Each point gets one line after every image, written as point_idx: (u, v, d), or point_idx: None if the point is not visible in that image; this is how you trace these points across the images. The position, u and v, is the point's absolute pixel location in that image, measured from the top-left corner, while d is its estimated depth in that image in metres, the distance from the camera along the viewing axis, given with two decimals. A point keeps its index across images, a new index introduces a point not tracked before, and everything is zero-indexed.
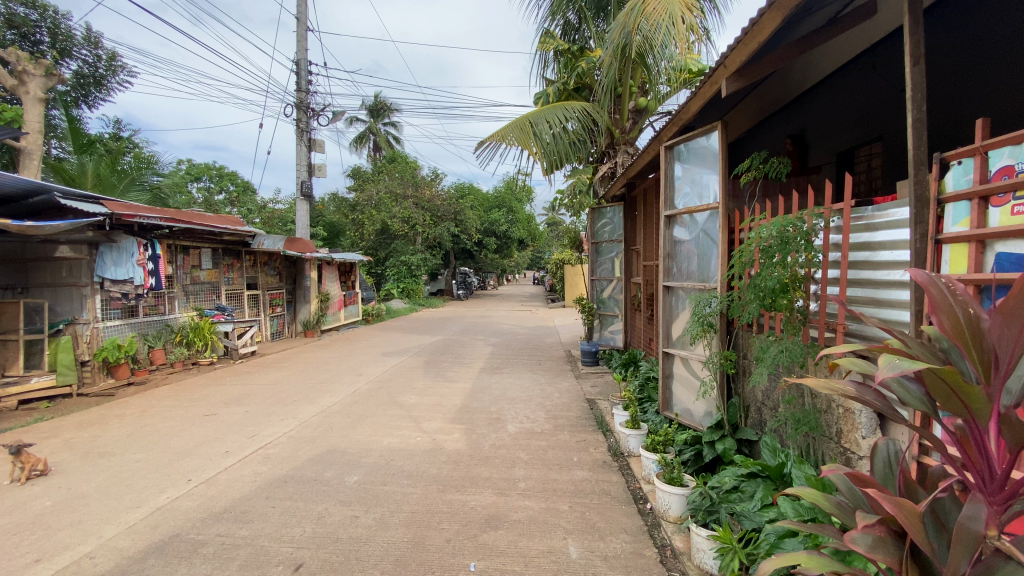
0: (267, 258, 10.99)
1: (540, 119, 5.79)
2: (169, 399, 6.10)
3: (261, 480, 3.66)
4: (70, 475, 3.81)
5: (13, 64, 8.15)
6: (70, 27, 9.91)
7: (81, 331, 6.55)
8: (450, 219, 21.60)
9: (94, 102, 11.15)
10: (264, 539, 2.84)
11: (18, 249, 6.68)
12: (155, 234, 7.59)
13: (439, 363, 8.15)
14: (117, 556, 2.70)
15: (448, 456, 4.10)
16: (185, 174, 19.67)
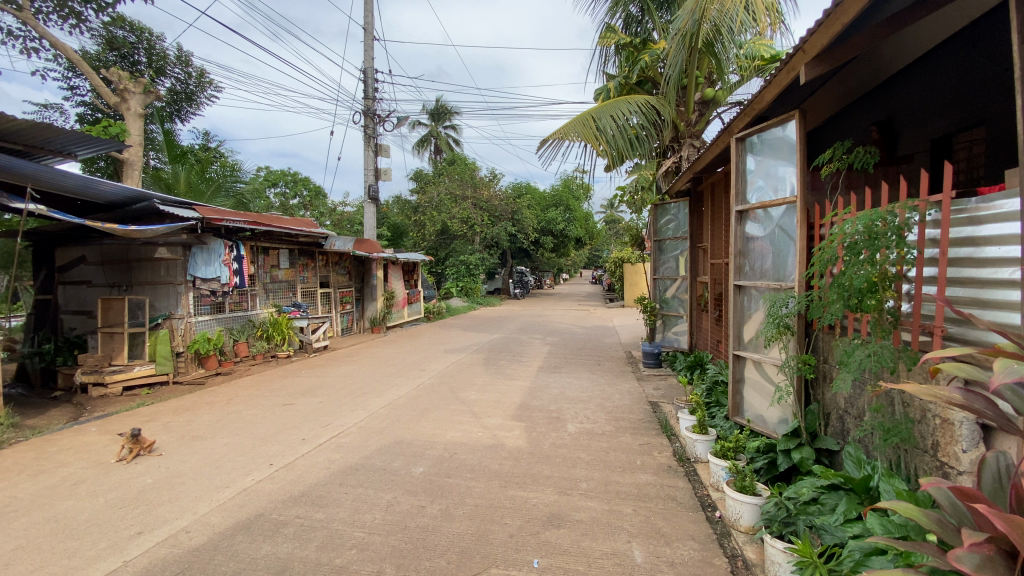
0: (338, 258, 11.60)
1: (604, 114, 5.74)
2: (252, 389, 6.60)
3: (335, 467, 3.87)
4: (169, 456, 4.21)
5: (117, 83, 9.11)
6: (164, 48, 10.92)
7: (176, 325, 7.24)
8: (508, 218, 21.80)
9: (185, 116, 12.23)
10: (338, 523, 3.00)
11: (123, 250, 7.38)
12: (239, 236, 8.23)
13: (498, 360, 8.25)
14: (209, 531, 2.95)
15: (509, 452, 4.15)
16: (264, 181, 21.16)
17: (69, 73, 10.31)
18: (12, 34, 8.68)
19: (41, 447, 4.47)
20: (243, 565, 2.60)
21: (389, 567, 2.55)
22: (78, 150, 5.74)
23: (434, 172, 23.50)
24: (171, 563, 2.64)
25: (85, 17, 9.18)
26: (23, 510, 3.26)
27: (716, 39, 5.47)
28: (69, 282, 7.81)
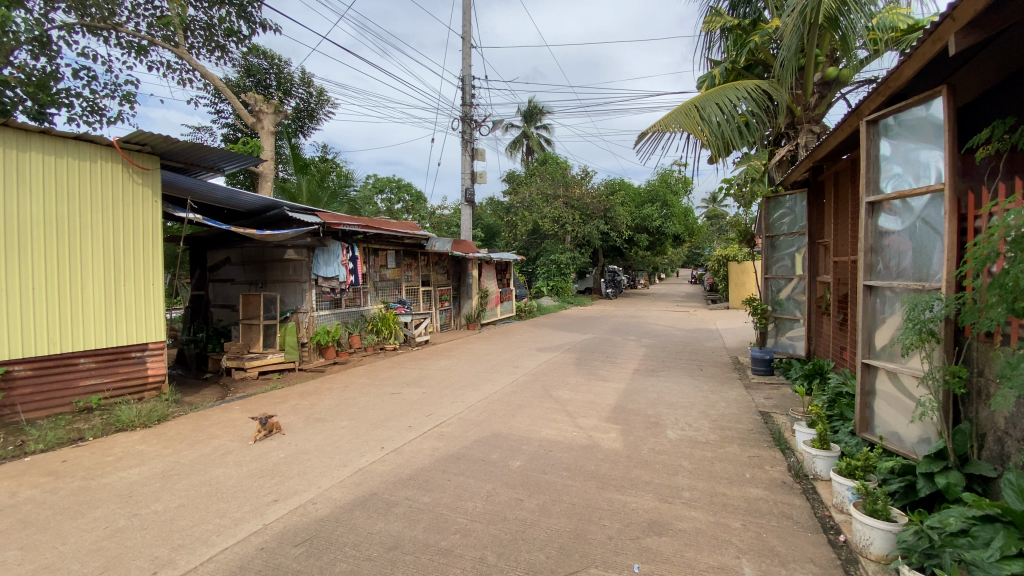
0: (438, 259, 12.21)
1: (708, 103, 5.43)
2: (364, 377, 7.22)
3: (438, 455, 4.10)
4: (296, 435, 4.73)
5: (254, 105, 10.43)
6: (290, 71, 12.27)
7: (301, 318, 8.12)
8: (601, 216, 21.42)
9: (307, 132, 13.61)
10: (443, 508, 3.18)
11: (259, 252, 8.42)
12: (354, 238, 9.02)
13: (591, 361, 8.16)
14: (332, 504, 3.28)
15: (605, 454, 4.10)
16: (371, 188, 22.90)
17: (215, 99, 11.96)
18: (172, 68, 10.29)
19: (197, 421, 5.26)
20: (360, 538, 2.85)
21: (491, 556, 2.65)
22: (225, 165, 6.62)
23: (526, 173, 23.81)
24: (301, 530, 2.97)
25: (227, 48, 10.57)
26: (185, 473, 3.86)
27: (840, 12, 4.95)
28: (217, 280, 9.07)
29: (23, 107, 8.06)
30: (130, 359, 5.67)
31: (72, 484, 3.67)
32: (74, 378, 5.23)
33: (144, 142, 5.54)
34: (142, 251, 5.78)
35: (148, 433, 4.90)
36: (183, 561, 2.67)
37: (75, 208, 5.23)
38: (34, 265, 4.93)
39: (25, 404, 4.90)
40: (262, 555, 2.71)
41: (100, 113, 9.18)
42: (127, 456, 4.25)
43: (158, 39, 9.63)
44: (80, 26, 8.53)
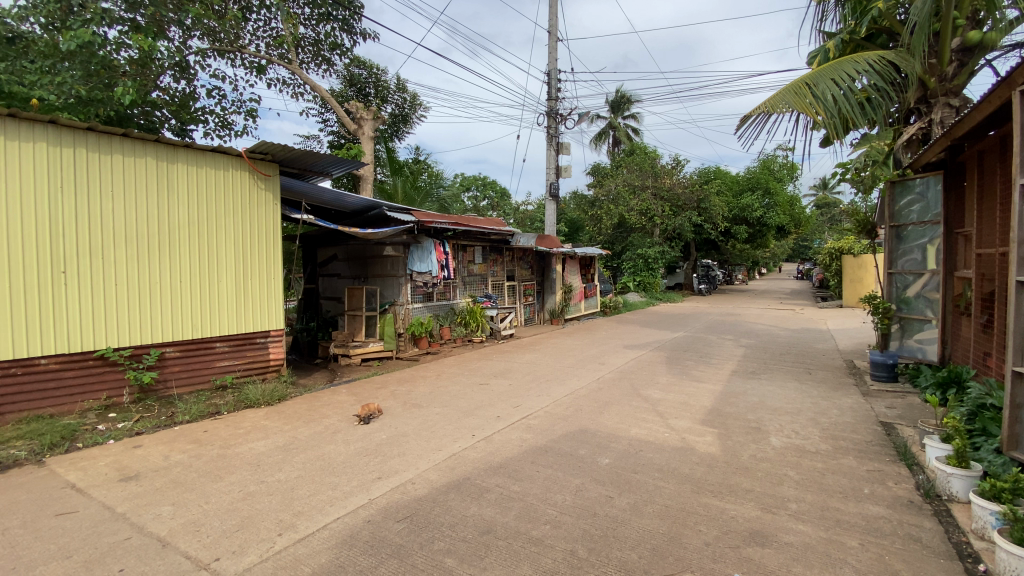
0: (523, 254, 12.37)
1: (823, 79, 4.96)
2: (455, 367, 7.55)
3: (527, 446, 4.18)
4: (395, 418, 5.08)
5: (356, 113, 11.29)
6: (387, 79, 13.05)
7: (398, 310, 8.70)
8: (693, 207, 20.33)
9: (401, 135, 14.39)
10: (533, 498, 3.24)
11: (362, 248, 9.09)
12: (445, 235, 9.42)
13: (682, 360, 7.82)
14: (429, 485, 3.48)
15: (700, 457, 3.93)
16: (458, 186, 23.71)
17: (323, 109, 13.05)
18: (287, 83, 11.41)
19: (311, 402, 5.83)
20: (455, 520, 2.99)
21: (581, 550, 2.66)
22: (332, 170, 7.22)
23: (612, 165, 23.28)
24: (402, 507, 3.19)
25: (332, 61, 11.48)
26: (300, 448, 4.30)
27: None
28: (326, 274, 9.95)
29: (169, 125, 9.39)
30: (256, 344, 6.43)
31: (211, 452, 4.24)
32: (212, 359, 6.03)
33: (266, 151, 6.21)
34: (264, 249, 6.51)
35: (270, 410, 5.52)
36: (303, 526, 2.98)
37: (212, 212, 5.99)
38: (181, 262, 5.72)
39: (175, 380, 5.73)
40: (369, 527, 2.95)
41: (228, 127, 10.42)
42: (254, 430, 4.82)
43: (275, 57, 10.71)
44: (212, 51, 9.74)
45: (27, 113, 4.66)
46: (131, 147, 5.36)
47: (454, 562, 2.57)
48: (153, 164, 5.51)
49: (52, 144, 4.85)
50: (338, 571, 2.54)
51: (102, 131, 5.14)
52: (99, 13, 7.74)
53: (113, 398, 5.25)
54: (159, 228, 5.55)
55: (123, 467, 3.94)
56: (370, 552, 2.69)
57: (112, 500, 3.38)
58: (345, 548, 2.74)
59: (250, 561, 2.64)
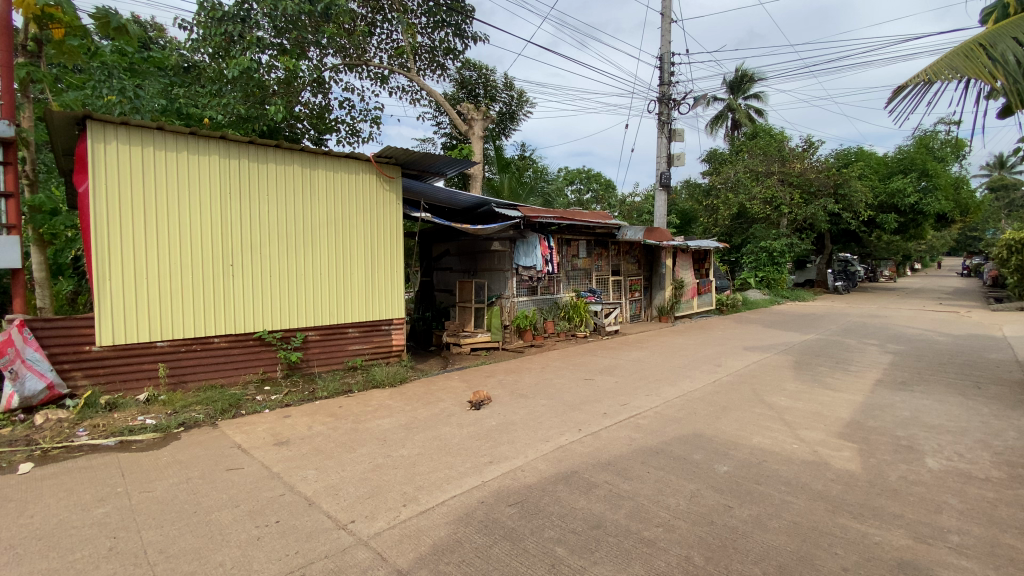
0: (630, 248, 12.04)
1: (1004, 37, 4.13)
2: (560, 361, 7.60)
3: (636, 445, 4.09)
4: (503, 406, 5.27)
5: (467, 114, 11.79)
6: (496, 78, 13.40)
7: (504, 304, 8.97)
8: (829, 194, 18.11)
9: (509, 132, 14.72)
10: (644, 499, 3.17)
11: (472, 244, 9.51)
12: (550, 230, 9.47)
13: (813, 365, 7.05)
14: (538, 474, 3.57)
15: (836, 474, 3.53)
16: (563, 180, 23.60)
17: (437, 112, 13.78)
18: (406, 90, 12.25)
19: (428, 386, 6.26)
20: (564, 511, 3.03)
21: (697, 557, 2.55)
22: (447, 170, 7.64)
23: (729, 152, 21.56)
24: (513, 492, 3.31)
25: (445, 65, 12.08)
26: (420, 428, 4.64)
27: None
28: (439, 268, 10.57)
29: (309, 135, 10.63)
30: (381, 331, 7.06)
31: (345, 425, 4.76)
32: (345, 343, 6.74)
33: (390, 155, 6.75)
34: (390, 244, 7.11)
35: (393, 391, 6.04)
36: (424, 500, 3.23)
37: (346, 212, 6.67)
38: (320, 256, 6.45)
39: (315, 360, 6.50)
40: (483, 508, 3.11)
41: (357, 135, 11.50)
42: (379, 408, 5.32)
43: (396, 67, 11.56)
44: (343, 66, 10.79)
45: (204, 131, 5.54)
46: (283, 156, 6.15)
47: (565, 552, 2.61)
48: (298, 170, 6.26)
49: (223, 157, 5.73)
50: (456, 545, 2.71)
51: (259, 143, 5.94)
52: (255, 42, 8.97)
53: (269, 372, 6.10)
54: (302, 226, 6.31)
55: (276, 433, 4.57)
56: (484, 532, 2.84)
57: (269, 460, 3.96)
58: (462, 525, 2.92)
59: (380, 526, 2.93)
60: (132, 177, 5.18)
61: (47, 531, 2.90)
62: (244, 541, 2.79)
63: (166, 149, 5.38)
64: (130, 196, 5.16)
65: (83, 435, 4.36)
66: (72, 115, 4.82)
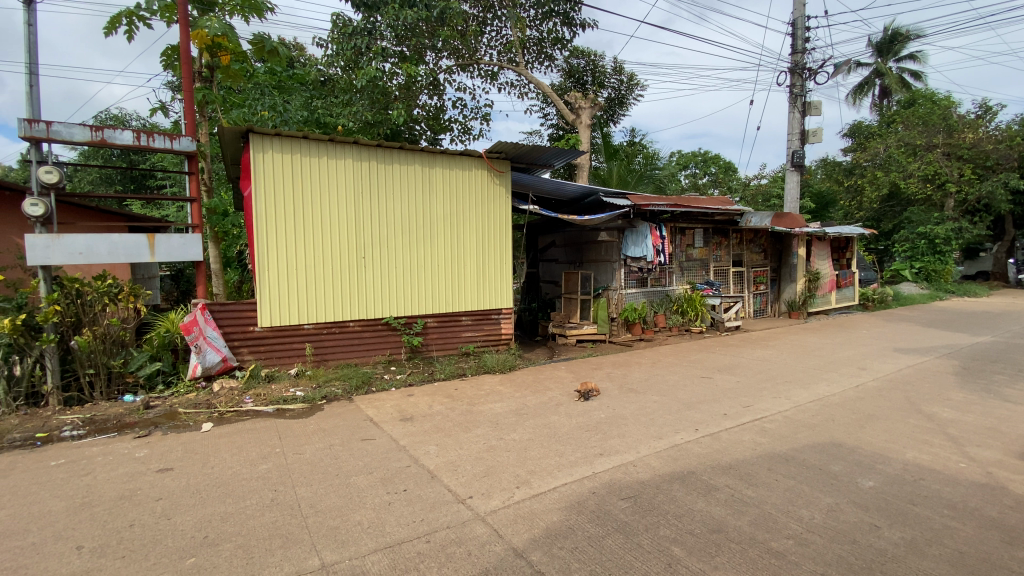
0: (754, 236, 11.07)
1: None
2: (673, 357, 7.27)
3: (761, 450, 3.79)
4: (613, 400, 5.18)
5: (575, 104, 11.68)
6: (605, 63, 13.07)
7: (612, 296, 8.78)
8: (1015, 166, 14.94)
9: (617, 119, 14.29)
10: (772, 508, 2.93)
11: (580, 234, 9.44)
12: (662, 219, 9.08)
13: (988, 373, 5.92)
14: (652, 471, 3.47)
15: (1019, 501, 2.95)
16: (676, 166, 22.39)
17: (544, 104, 13.83)
18: (514, 85, 12.46)
19: (537, 374, 6.38)
20: (681, 511, 2.92)
21: None
22: (555, 162, 7.63)
23: (878, 124, 18.73)
24: (626, 486, 3.26)
25: (553, 56, 12.06)
26: (530, 414, 4.76)
27: None
28: (546, 260, 10.64)
29: (426, 135, 11.31)
30: (492, 319, 7.33)
31: (461, 407, 5.05)
32: (459, 330, 7.11)
33: (500, 150, 6.93)
34: (500, 236, 7.34)
35: (504, 378, 6.26)
36: (536, 484, 3.32)
37: (460, 206, 7.01)
38: (437, 248, 6.88)
39: (433, 345, 6.95)
40: (595, 498, 3.10)
41: (468, 132, 11.98)
42: (492, 393, 5.55)
43: (505, 62, 11.80)
44: (456, 67, 11.26)
45: (340, 138, 6.15)
46: (405, 157, 6.63)
47: (682, 553, 2.51)
48: (418, 169, 6.70)
49: (355, 160, 6.32)
50: (569, 532, 2.75)
51: (385, 146, 6.45)
52: (379, 52, 9.73)
53: (393, 354, 6.66)
54: (422, 221, 6.76)
55: (401, 410, 5.00)
56: (597, 522, 2.83)
57: (396, 434, 4.34)
58: (574, 512, 2.94)
59: (496, 504, 3.07)
60: (284, 181, 5.92)
61: (225, 480, 3.48)
62: (378, 505, 3.10)
63: (309, 155, 6.07)
64: (281, 197, 5.91)
65: (248, 402, 5.15)
66: (238, 130, 5.64)
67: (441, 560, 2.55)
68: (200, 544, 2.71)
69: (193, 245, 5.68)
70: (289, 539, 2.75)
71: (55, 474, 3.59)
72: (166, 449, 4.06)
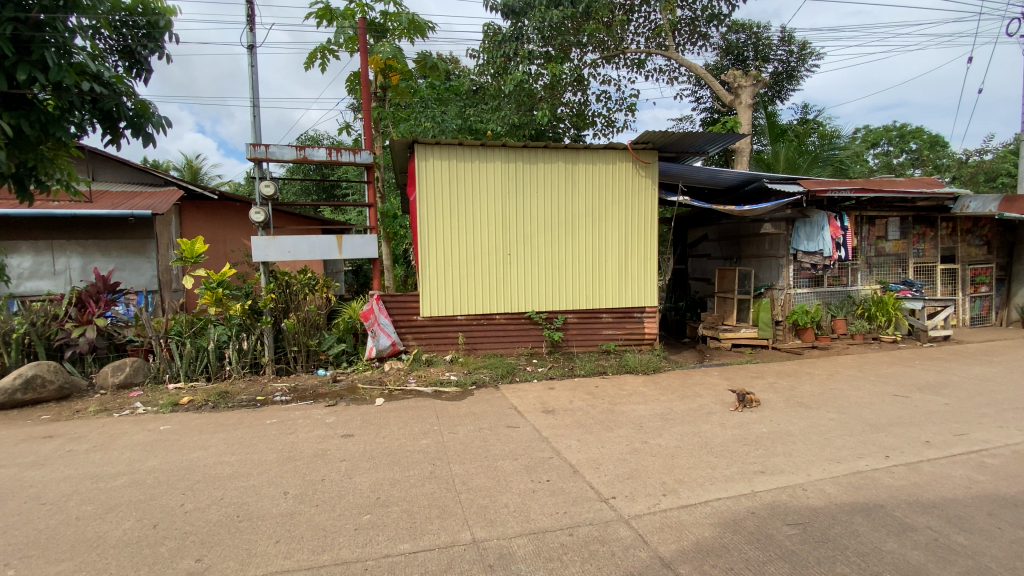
0: (972, 225, 8.95)
1: None
2: (854, 369, 6.22)
3: (980, 490, 3.05)
4: (776, 412, 4.64)
5: (733, 83, 10.68)
6: (770, 35, 11.70)
7: (777, 296, 7.87)
8: None
9: (785, 95, 12.72)
10: (995, 564, 2.34)
11: (738, 227, 8.65)
12: (843, 206, 7.82)
13: None
14: (826, 498, 3.02)
15: None
16: (862, 143, 19.13)
17: (696, 87, 12.92)
18: (664, 70, 11.83)
19: (685, 378, 6.00)
20: (865, 549, 2.50)
21: None
22: (709, 148, 7.06)
23: None
24: (792, 511, 2.89)
25: (708, 34, 11.18)
26: (677, 420, 4.50)
27: None
28: (696, 255, 9.96)
29: (570, 132, 11.40)
30: (634, 318, 7.10)
31: (603, 405, 4.99)
32: (600, 327, 7.02)
33: (648, 141, 6.65)
34: (644, 231, 7.06)
35: (648, 379, 6.02)
36: (685, 494, 3.12)
37: (603, 202, 6.91)
38: (579, 243, 6.89)
39: (574, 340, 6.97)
40: (754, 519, 2.81)
41: (613, 125, 11.74)
42: (635, 394, 5.38)
43: (654, 48, 11.27)
44: (602, 59, 11.09)
45: (490, 141, 6.51)
46: (550, 155, 6.75)
47: None
48: (562, 167, 6.77)
49: (503, 162, 6.63)
50: (723, 550, 2.54)
51: (531, 146, 6.65)
52: (526, 55, 10.06)
53: (535, 348, 6.85)
54: (565, 217, 6.83)
55: (543, 402, 5.13)
56: (756, 545, 2.57)
57: (540, 425, 4.46)
58: (729, 531, 2.71)
59: (640, 509, 2.97)
60: (442, 185, 6.47)
61: (394, 450, 3.96)
62: (523, 491, 3.23)
63: (463, 159, 6.53)
64: (439, 200, 6.47)
65: (412, 382, 5.79)
66: (405, 141, 6.32)
67: (584, 556, 2.55)
68: (374, 503, 3.12)
69: (370, 244, 6.51)
70: (445, 511, 3.01)
71: (270, 430, 4.45)
72: (348, 417, 4.76)
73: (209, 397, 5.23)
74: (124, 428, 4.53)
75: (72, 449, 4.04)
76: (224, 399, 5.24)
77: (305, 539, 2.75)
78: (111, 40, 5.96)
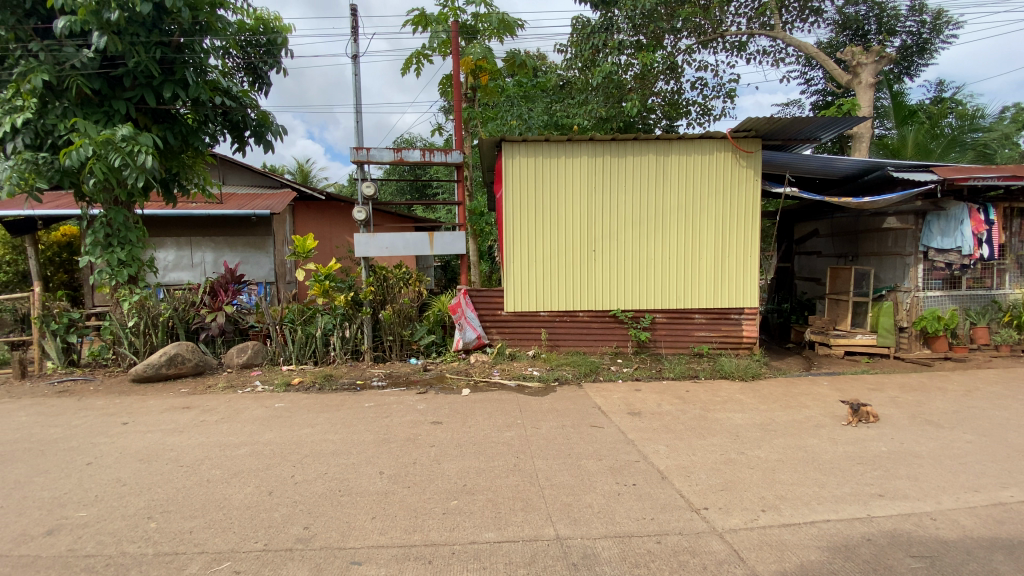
0: None
1: None
2: (999, 386, 5.34)
3: None
4: (898, 430, 4.12)
5: (850, 61, 9.59)
6: (897, 4, 10.34)
7: (902, 298, 6.92)
8: None
9: (914, 71, 11.20)
10: None
11: (854, 222, 7.78)
12: (989, 196, 6.74)
13: None
14: (962, 531, 2.63)
15: None
16: (1014, 122, 16.37)
17: (806, 68, 11.79)
18: (768, 52, 10.93)
19: (788, 387, 5.51)
20: None
21: None
22: (822, 134, 6.41)
23: None
24: (918, 542, 2.55)
25: (821, 9, 10.14)
26: (779, 431, 4.15)
27: None
28: (804, 252, 9.12)
29: (661, 123, 10.94)
30: (730, 319, 6.66)
31: (694, 410, 4.73)
32: (691, 329, 6.67)
33: (750, 128, 6.18)
34: (743, 226, 6.58)
35: (745, 386, 5.61)
36: (787, 512, 2.88)
37: (696, 195, 6.55)
38: (669, 239, 6.59)
39: (662, 341, 6.70)
40: (870, 547, 2.52)
41: (709, 113, 11.07)
42: (730, 401, 5.04)
43: (757, 28, 10.44)
44: (698, 45, 10.48)
45: (576, 136, 6.43)
46: (640, 147, 6.51)
47: None
48: (652, 159, 6.51)
49: (590, 156, 6.52)
50: None
51: (620, 139, 6.47)
52: (616, 46, 9.79)
53: (621, 347, 6.68)
54: (655, 211, 6.57)
55: (629, 403, 4.99)
56: None
57: (625, 427, 4.34)
58: (839, 556, 2.45)
59: (735, 523, 2.79)
60: (528, 182, 6.51)
61: (479, 440, 4.07)
62: (608, 492, 3.17)
63: (549, 156, 6.51)
64: (525, 197, 6.52)
65: (496, 374, 5.92)
66: (493, 140, 6.43)
67: (673, 566, 2.44)
68: (460, 490, 3.23)
69: (459, 240, 6.73)
70: (529, 504, 3.04)
71: (367, 413, 4.78)
72: (438, 405, 4.98)
73: (316, 379, 5.73)
74: (246, 403, 5.12)
75: (206, 419, 4.64)
76: (329, 381, 5.72)
77: (398, 518, 2.92)
78: (238, 57, 6.69)
